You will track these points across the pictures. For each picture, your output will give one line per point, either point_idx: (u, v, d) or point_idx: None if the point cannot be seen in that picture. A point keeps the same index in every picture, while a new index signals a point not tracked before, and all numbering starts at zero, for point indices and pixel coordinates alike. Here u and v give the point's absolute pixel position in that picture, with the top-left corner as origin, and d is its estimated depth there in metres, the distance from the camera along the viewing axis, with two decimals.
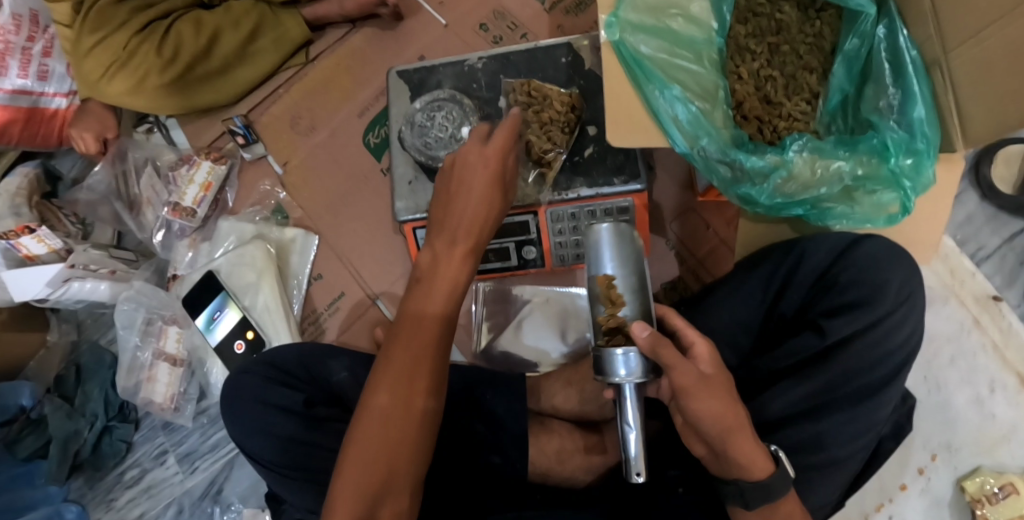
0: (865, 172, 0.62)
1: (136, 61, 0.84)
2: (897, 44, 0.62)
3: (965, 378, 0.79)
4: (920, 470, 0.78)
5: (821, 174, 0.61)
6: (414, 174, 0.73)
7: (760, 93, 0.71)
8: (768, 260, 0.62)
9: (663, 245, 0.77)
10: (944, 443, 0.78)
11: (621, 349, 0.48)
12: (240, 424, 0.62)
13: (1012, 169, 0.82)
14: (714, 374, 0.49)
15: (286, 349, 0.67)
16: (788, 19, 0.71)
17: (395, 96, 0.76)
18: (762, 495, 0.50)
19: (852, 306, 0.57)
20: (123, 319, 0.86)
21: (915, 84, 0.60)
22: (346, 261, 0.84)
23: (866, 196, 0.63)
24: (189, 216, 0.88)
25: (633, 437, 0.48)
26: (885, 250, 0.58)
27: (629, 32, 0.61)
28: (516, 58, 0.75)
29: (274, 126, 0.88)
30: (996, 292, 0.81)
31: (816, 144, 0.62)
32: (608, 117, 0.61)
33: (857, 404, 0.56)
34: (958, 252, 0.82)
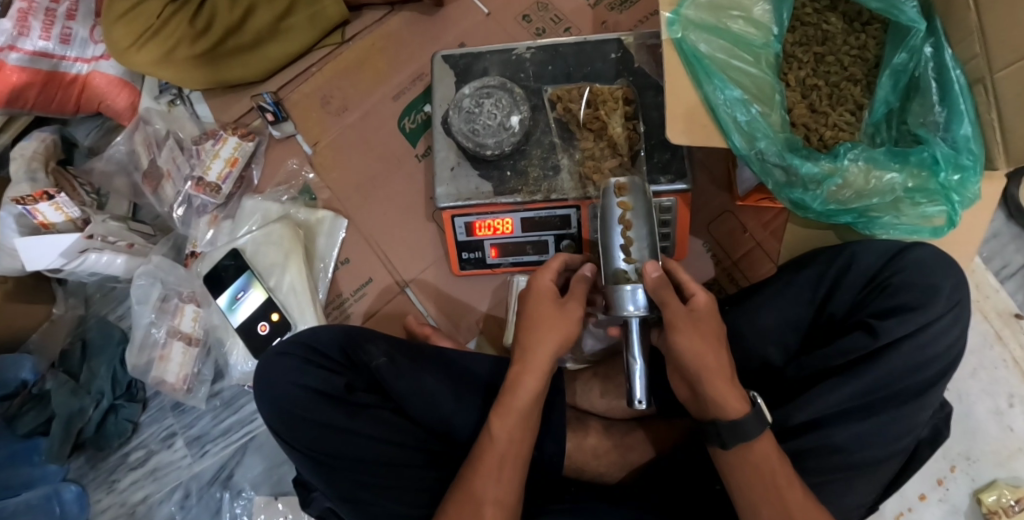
0: (915, 185, 0.62)
1: (168, 30, 0.82)
2: (942, 62, 0.62)
3: (986, 389, 0.81)
4: (939, 480, 0.80)
5: (875, 183, 0.62)
6: (456, 160, 0.71)
7: (805, 101, 0.70)
8: (816, 262, 0.63)
9: (699, 247, 0.77)
10: (963, 455, 0.80)
11: (630, 286, 0.55)
12: (278, 403, 0.61)
13: None
14: (705, 320, 0.55)
15: (325, 329, 0.65)
16: (834, 29, 0.71)
17: (439, 80, 0.75)
18: (737, 435, 0.52)
19: (903, 309, 0.57)
20: (138, 294, 0.84)
21: (961, 101, 0.61)
22: (376, 246, 0.83)
23: (912, 208, 0.63)
24: (213, 192, 0.85)
25: (635, 368, 0.55)
26: (934, 258, 0.59)
27: (691, 30, 0.62)
28: (565, 51, 0.74)
29: (304, 105, 0.86)
30: (1018, 309, 0.84)
31: (869, 154, 0.62)
32: (667, 115, 0.61)
33: (901, 406, 0.56)
34: (983, 268, 0.85)
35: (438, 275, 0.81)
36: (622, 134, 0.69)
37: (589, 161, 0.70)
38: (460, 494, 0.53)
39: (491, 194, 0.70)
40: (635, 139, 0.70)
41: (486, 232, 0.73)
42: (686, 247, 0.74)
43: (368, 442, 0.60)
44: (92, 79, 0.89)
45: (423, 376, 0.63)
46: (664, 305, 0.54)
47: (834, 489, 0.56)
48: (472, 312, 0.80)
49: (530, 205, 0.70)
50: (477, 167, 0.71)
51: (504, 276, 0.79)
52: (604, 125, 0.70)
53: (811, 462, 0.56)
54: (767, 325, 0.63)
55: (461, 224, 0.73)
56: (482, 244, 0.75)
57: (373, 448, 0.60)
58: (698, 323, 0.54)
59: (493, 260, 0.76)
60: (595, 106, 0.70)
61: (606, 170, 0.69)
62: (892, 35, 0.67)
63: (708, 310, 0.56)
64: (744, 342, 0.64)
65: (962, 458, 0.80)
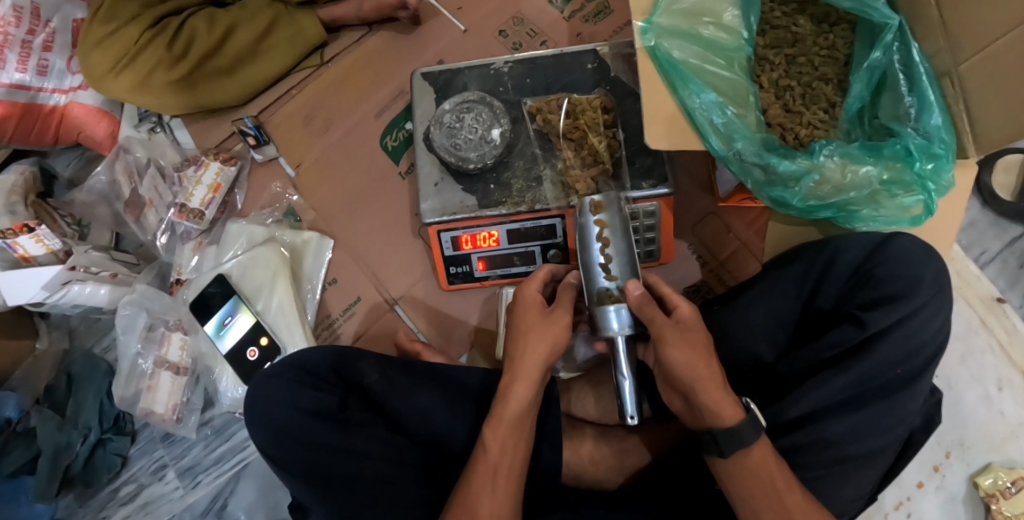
0: (891, 177, 0.63)
1: (145, 57, 0.82)
2: (910, 56, 0.63)
3: (974, 375, 0.83)
4: (935, 468, 0.81)
5: (852, 177, 0.63)
6: (440, 175, 0.71)
7: (779, 100, 0.72)
8: (802, 258, 0.63)
9: (685, 249, 0.77)
10: (957, 441, 0.81)
11: (613, 306, 0.57)
12: (271, 426, 0.60)
13: (1011, 176, 0.87)
14: (693, 330, 0.55)
15: (315, 351, 0.65)
16: (803, 31, 0.73)
17: (419, 97, 0.75)
18: (735, 442, 0.52)
19: (889, 299, 0.58)
20: (123, 324, 0.82)
21: (929, 93, 0.62)
22: (364, 265, 0.82)
23: (890, 199, 0.64)
24: (196, 218, 0.84)
25: (624, 384, 0.57)
26: (917, 249, 0.60)
27: (665, 37, 0.63)
28: (543, 63, 0.75)
29: (287, 126, 0.86)
30: (999, 294, 0.85)
31: (844, 149, 0.64)
32: (646, 120, 0.62)
33: (892, 394, 0.57)
34: (964, 256, 0.86)
35: (427, 290, 0.81)
36: (603, 141, 0.70)
37: (573, 169, 0.71)
38: (462, 509, 0.52)
39: (476, 207, 0.70)
40: (615, 146, 0.70)
41: (473, 245, 0.73)
42: (672, 251, 0.75)
43: (365, 460, 0.59)
44: (70, 109, 0.89)
45: (416, 390, 0.64)
46: (651, 320, 0.55)
47: (830, 483, 0.57)
48: (463, 326, 0.80)
49: (515, 216, 0.71)
50: (461, 181, 0.71)
51: (494, 288, 0.79)
52: (585, 134, 0.71)
53: (808, 457, 0.56)
54: (755, 323, 0.64)
55: (447, 239, 0.73)
56: (469, 257, 0.75)
57: (371, 467, 0.59)
58: (687, 334, 0.54)
59: (481, 273, 0.76)
60: (574, 116, 0.71)
61: (589, 179, 0.70)
62: (860, 34, 0.69)
63: (694, 320, 0.56)
64: (734, 340, 0.64)
65: (956, 444, 0.81)
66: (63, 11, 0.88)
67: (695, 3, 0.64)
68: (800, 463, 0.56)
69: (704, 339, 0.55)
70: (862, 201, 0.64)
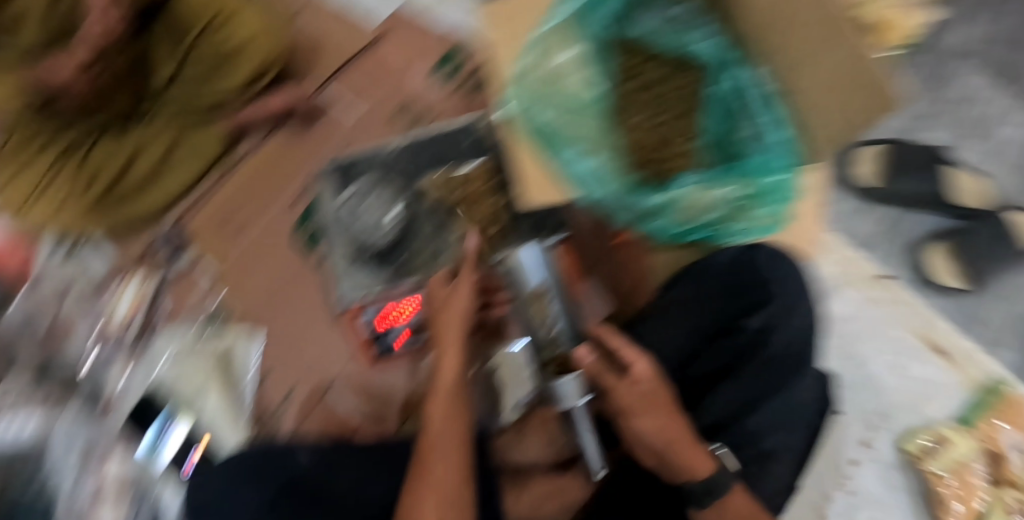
0: (748, 194, 0.76)
1: (55, 187, 0.83)
2: (748, 86, 0.76)
3: (879, 349, 0.92)
4: (862, 442, 0.89)
5: (708, 199, 0.76)
6: (351, 257, 0.83)
7: (648, 136, 0.77)
8: (687, 279, 0.70)
9: (593, 289, 0.81)
10: (878, 414, 0.90)
11: (565, 377, 0.68)
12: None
13: (876, 164, 0.95)
14: (658, 394, 0.61)
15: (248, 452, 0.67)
16: (661, 73, 0.78)
17: (323, 188, 0.87)
18: (710, 492, 0.58)
19: (756, 304, 0.66)
20: (58, 452, 0.83)
21: (767, 114, 0.75)
22: (298, 352, 0.85)
23: (747, 211, 0.76)
24: (118, 335, 0.85)
25: (588, 437, 0.69)
26: (772, 252, 0.68)
27: (530, 106, 0.73)
28: (435, 140, 0.85)
29: (205, 231, 0.90)
30: (883, 271, 0.94)
31: (700, 177, 0.76)
32: (525, 180, 0.72)
33: (782, 386, 0.64)
34: (846, 244, 0.95)
35: (361, 366, 0.84)
36: (490, 203, 0.81)
37: (470, 231, 0.81)
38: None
39: (389, 280, 0.83)
40: (505, 204, 0.81)
41: (391, 320, 0.82)
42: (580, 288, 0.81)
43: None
44: None
45: (350, 472, 0.67)
46: (613, 387, 0.62)
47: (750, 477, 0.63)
48: (403, 395, 0.83)
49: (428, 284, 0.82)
50: (377, 258, 0.83)
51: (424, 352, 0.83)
52: (475, 198, 0.81)
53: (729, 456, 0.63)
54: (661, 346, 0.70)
55: (373, 313, 0.82)
56: (394, 327, 0.81)
57: None
58: (654, 399, 0.60)
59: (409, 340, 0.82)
60: (465, 185, 0.81)
61: (489, 236, 0.80)
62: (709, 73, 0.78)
63: (654, 378, 0.61)
64: None
65: (877, 417, 0.90)
66: None
67: (551, 72, 0.75)
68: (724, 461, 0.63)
69: (670, 401, 0.60)
70: (722, 217, 0.76)
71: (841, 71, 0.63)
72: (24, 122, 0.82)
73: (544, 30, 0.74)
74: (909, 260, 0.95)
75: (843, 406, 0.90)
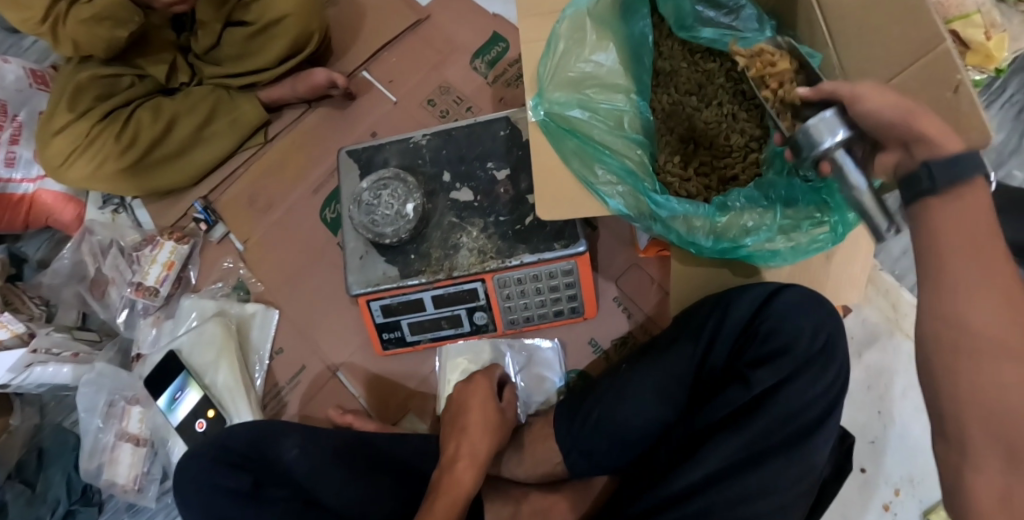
0: (792, 214, 0.63)
1: (76, 127, 0.88)
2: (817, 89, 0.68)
3: (918, 408, 0.79)
4: (885, 506, 0.77)
5: (755, 217, 0.63)
6: (365, 248, 0.74)
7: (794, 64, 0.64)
8: (635, 320, 0.79)
9: (611, 303, 0.80)
10: (905, 477, 0.77)
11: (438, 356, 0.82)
12: (189, 502, 0.63)
13: None
14: (541, 424, 0.72)
15: (207, 447, 0.65)
16: (712, 70, 0.75)
17: (393, 108, 0.92)
18: (747, 498, 0.54)
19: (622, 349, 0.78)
20: (84, 403, 0.87)
21: None
22: (309, 334, 0.87)
23: (803, 235, 0.62)
24: (151, 295, 0.90)
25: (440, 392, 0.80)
26: None
27: (554, 108, 0.65)
28: (457, 134, 0.78)
29: (233, 206, 0.93)
30: None
31: (745, 195, 0.64)
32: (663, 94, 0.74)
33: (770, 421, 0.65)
34: (897, 287, 0.84)
35: (365, 356, 0.84)
36: None
37: None
38: None
39: (399, 277, 0.73)
40: None
41: None
42: (595, 306, 0.78)
43: None
44: (39, 196, 0.99)
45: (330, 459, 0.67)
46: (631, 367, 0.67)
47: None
48: (399, 399, 0.83)
49: (436, 284, 0.74)
50: (384, 253, 0.74)
51: (428, 353, 0.83)
52: None
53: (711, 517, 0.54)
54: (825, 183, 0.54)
55: (377, 307, 0.76)
56: (399, 323, 0.78)
57: None
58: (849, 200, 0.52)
59: (412, 337, 0.79)
60: None
61: None
62: None
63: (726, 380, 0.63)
64: (636, 402, 0.63)
65: (904, 481, 0.77)
66: (29, 105, 0.99)
67: (580, 73, 0.67)
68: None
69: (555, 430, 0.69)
70: (771, 240, 0.62)
71: (907, 75, 0.57)
72: (86, 81, 0.88)
73: (572, 15, 0.66)
74: None
75: (880, 469, 0.78)
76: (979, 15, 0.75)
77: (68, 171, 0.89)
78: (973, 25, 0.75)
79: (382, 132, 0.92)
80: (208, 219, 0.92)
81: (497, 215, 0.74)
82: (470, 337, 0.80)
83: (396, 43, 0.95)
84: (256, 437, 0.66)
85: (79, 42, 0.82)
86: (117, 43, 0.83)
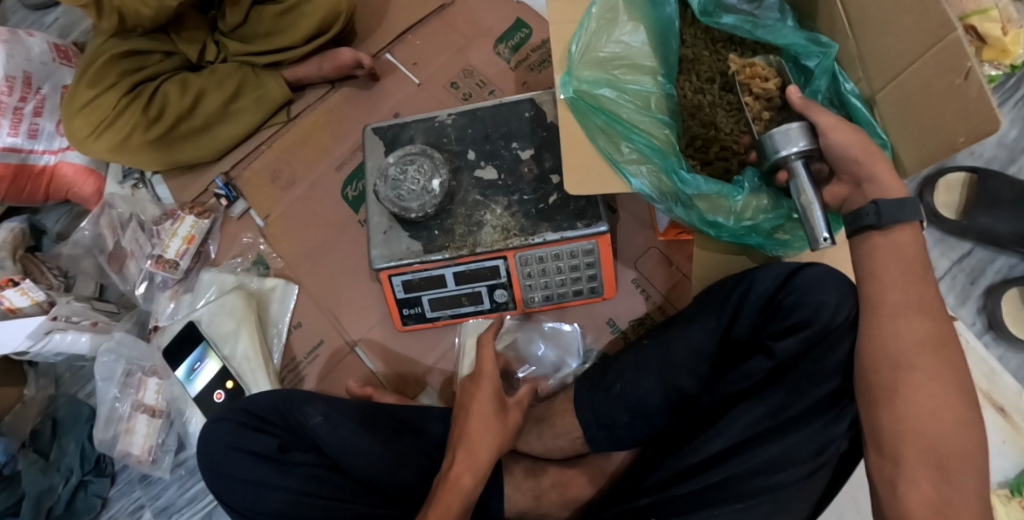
0: None
1: (102, 100, 0.89)
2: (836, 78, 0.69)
3: None
4: None
5: (772, 201, 0.65)
6: (388, 224, 0.75)
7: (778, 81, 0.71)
8: (653, 301, 0.81)
9: (629, 284, 0.82)
10: None
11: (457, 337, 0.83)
12: (216, 465, 0.65)
13: (954, 194, 0.90)
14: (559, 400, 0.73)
15: (233, 411, 0.66)
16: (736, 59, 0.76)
17: (416, 90, 0.94)
18: (768, 469, 0.55)
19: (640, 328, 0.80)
20: (102, 371, 0.87)
21: (855, 102, 0.67)
22: (329, 309, 0.87)
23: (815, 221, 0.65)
24: (171, 268, 0.91)
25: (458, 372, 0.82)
26: None
27: (583, 86, 0.66)
28: (483, 114, 0.79)
29: (255, 181, 0.93)
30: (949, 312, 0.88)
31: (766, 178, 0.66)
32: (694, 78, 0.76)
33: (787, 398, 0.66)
34: None
35: (383, 331, 0.85)
36: None
37: None
38: None
39: (422, 252, 0.74)
40: None
41: None
42: (614, 286, 0.80)
43: (276, 499, 0.62)
44: (60, 168, 0.98)
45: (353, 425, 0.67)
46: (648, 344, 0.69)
47: (763, 512, 0.54)
48: (416, 375, 0.84)
49: (458, 260, 0.74)
50: (407, 228, 0.75)
51: (447, 331, 0.84)
52: None
53: (729, 487, 0.56)
54: (850, 161, 0.56)
55: (398, 283, 0.77)
56: (419, 299, 0.79)
57: (265, 489, 0.63)
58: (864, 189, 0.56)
59: (431, 313, 0.81)
60: None
61: None
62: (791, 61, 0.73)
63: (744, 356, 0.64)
64: (658, 375, 0.64)
65: None
66: (53, 78, 0.98)
67: (609, 53, 0.68)
68: (715, 504, 0.55)
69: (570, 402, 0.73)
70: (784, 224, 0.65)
71: (921, 64, 0.57)
72: (113, 55, 0.89)
73: None
74: (983, 306, 0.88)
75: None
76: (996, 10, 0.77)
77: (92, 143, 0.90)
78: (989, 20, 0.77)
79: (406, 112, 0.93)
80: (229, 195, 0.92)
81: (521, 194, 0.75)
82: (491, 315, 0.82)
83: (421, 26, 0.96)
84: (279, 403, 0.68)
85: (124, 13, 0.83)
86: (165, 13, 0.84)
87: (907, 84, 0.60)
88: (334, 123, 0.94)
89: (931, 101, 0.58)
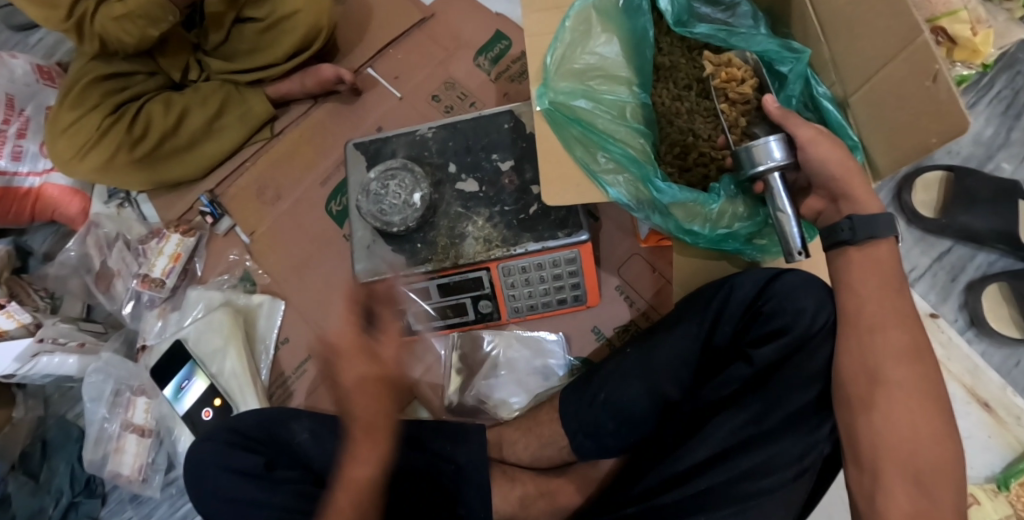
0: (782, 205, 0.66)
1: (84, 121, 0.88)
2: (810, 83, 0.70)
3: None
4: None
5: (747, 207, 0.66)
6: (371, 238, 0.76)
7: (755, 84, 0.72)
8: (637, 307, 0.82)
9: (612, 291, 0.83)
10: None
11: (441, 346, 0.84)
12: (203, 484, 0.65)
13: (931, 193, 0.91)
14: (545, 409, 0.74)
15: (220, 430, 0.67)
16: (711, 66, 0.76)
17: (399, 104, 0.94)
18: (754, 475, 0.55)
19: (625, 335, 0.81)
20: (90, 391, 0.87)
21: (829, 107, 0.68)
22: (316, 324, 0.88)
23: None
24: (157, 287, 0.90)
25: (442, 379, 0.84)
26: None
27: (560, 98, 0.67)
28: (463, 126, 0.80)
29: (241, 198, 0.94)
30: (932, 309, 0.89)
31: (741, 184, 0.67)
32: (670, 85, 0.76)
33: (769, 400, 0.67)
34: None
35: None
36: None
37: None
38: None
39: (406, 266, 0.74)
40: None
41: None
42: (597, 294, 0.81)
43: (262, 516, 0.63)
44: (45, 190, 0.98)
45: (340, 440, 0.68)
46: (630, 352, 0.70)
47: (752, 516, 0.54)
48: None
49: (441, 272, 0.75)
50: (391, 242, 0.75)
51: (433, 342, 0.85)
52: None
53: (717, 493, 0.56)
54: (822, 167, 0.57)
55: None
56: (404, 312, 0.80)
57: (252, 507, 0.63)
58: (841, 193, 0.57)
59: (417, 326, 0.81)
60: None
61: None
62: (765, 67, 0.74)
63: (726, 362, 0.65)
64: (642, 382, 0.65)
65: None
66: (36, 99, 0.99)
67: (585, 64, 0.69)
68: (701, 511, 0.56)
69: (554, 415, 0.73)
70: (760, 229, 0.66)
71: (891, 69, 0.59)
72: (95, 77, 0.89)
73: (578, 7, 0.68)
74: (964, 302, 0.89)
75: None
76: (965, 11, 0.78)
77: (77, 165, 0.90)
78: (958, 21, 0.78)
79: (389, 126, 0.94)
80: (215, 213, 0.93)
81: (503, 205, 0.76)
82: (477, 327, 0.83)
83: (402, 40, 0.97)
84: (267, 420, 0.68)
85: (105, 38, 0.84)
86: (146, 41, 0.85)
87: (878, 88, 0.61)
88: (318, 138, 0.95)
89: (901, 104, 0.59)
